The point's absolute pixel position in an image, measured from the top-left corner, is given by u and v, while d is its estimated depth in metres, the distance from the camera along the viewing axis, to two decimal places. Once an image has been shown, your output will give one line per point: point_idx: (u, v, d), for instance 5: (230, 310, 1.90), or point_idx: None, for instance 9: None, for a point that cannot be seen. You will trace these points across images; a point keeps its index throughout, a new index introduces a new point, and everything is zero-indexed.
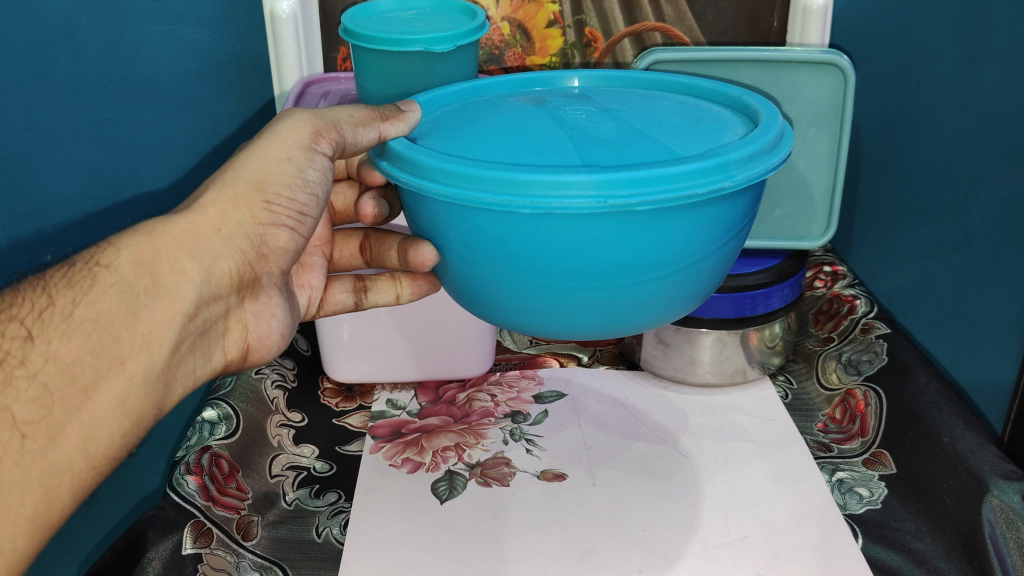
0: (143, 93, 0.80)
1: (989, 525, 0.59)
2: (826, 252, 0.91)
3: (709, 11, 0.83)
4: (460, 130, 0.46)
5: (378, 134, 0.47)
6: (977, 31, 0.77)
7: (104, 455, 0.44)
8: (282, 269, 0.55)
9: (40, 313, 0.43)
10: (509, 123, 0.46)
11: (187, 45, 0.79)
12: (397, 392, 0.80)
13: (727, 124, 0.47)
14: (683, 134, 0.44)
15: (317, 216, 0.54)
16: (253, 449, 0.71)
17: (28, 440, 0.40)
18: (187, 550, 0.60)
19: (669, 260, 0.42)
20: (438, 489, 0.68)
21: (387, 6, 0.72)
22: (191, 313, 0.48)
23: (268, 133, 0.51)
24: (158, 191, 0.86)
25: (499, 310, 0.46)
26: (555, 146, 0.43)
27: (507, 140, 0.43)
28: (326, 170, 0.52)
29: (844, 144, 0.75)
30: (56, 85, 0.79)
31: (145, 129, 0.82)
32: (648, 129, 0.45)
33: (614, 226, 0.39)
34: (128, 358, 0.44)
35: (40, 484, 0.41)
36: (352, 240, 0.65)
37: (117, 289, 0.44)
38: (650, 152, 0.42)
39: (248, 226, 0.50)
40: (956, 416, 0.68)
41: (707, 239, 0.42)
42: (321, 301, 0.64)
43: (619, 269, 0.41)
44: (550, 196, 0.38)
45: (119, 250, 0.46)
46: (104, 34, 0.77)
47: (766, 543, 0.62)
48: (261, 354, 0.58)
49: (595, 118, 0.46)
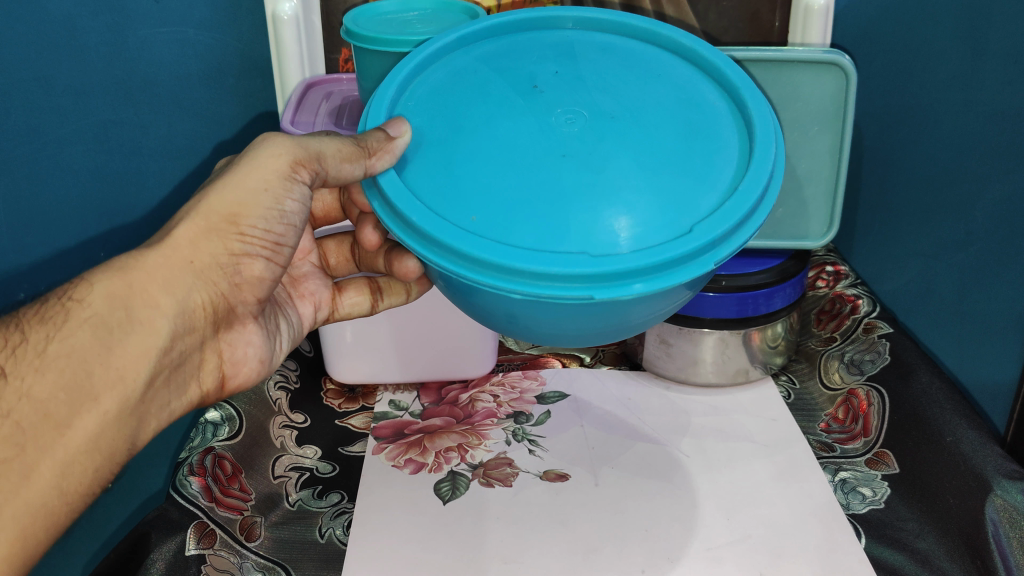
0: (144, 95, 0.75)
1: (992, 525, 0.59)
2: (828, 252, 0.91)
3: (710, 12, 0.84)
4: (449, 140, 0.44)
5: (365, 168, 0.45)
6: (979, 28, 0.75)
7: (78, 491, 0.45)
8: (259, 298, 0.55)
9: (13, 350, 0.44)
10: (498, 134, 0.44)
11: (190, 47, 0.76)
12: (399, 392, 0.80)
13: (723, 132, 0.45)
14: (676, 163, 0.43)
15: (294, 245, 0.54)
16: (257, 450, 0.71)
17: (1, 478, 0.42)
18: (191, 551, 0.61)
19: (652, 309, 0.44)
20: (442, 489, 0.68)
21: (389, 7, 0.72)
22: (166, 347, 0.49)
23: (245, 162, 0.51)
24: (159, 196, 0.80)
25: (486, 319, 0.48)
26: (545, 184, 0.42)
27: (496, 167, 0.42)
28: (304, 200, 0.52)
29: (845, 143, 0.75)
30: (58, 88, 0.70)
31: (148, 131, 0.76)
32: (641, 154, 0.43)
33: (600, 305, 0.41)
34: (102, 394, 0.45)
35: (13, 524, 0.42)
36: (345, 245, 0.65)
37: (91, 324, 0.45)
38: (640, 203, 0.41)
39: (221, 257, 0.50)
40: (959, 416, 0.67)
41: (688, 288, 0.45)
42: (331, 306, 0.66)
43: (602, 325, 0.44)
44: (540, 286, 0.40)
45: (92, 285, 0.46)
46: (107, 36, 0.71)
47: (767, 543, 0.62)
48: (240, 382, 0.58)
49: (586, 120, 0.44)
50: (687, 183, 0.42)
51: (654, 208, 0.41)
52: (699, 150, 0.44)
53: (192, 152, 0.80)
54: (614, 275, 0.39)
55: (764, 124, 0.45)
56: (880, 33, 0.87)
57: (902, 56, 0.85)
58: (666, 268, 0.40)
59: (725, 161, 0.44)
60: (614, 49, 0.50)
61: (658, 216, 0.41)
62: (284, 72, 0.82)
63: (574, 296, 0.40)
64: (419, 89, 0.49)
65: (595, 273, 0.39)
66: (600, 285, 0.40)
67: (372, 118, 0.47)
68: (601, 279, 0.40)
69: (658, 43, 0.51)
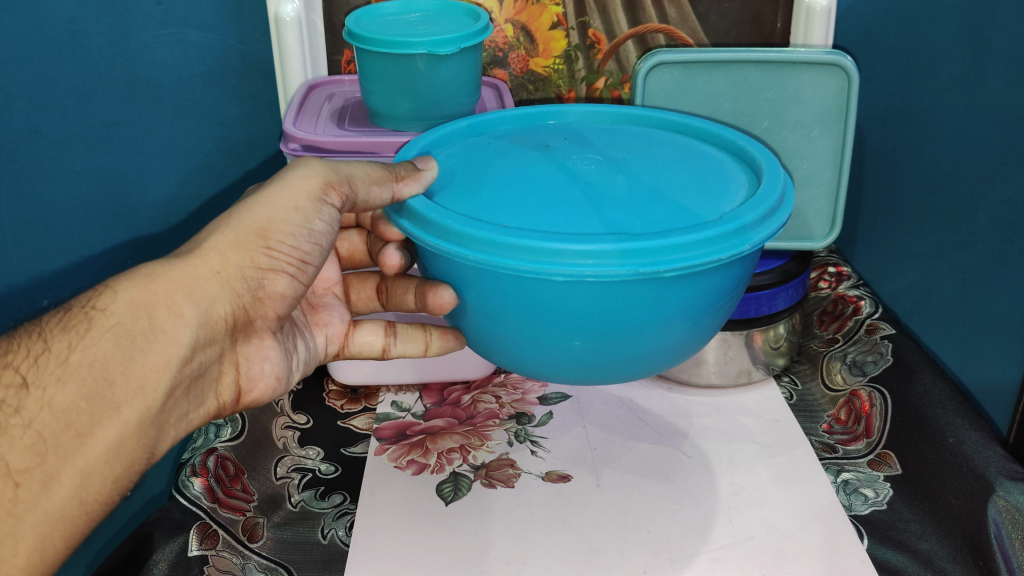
0: (147, 97, 0.82)
1: (993, 526, 0.60)
2: (830, 252, 0.92)
3: (712, 14, 0.84)
4: (476, 185, 0.47)
5: (392, 194, 0.46)
6: (982, 31, 0.76)
7: (97, 499, 0.44)
8: (278, 314, 0.54)
9: (35, 359, 0.44)
10: (523, 178, 0.47)
11: (193, 49, 0.81)
12: (402, 393, 0.80)
13: (729, 174, 0.49)
14: (691, 190, 0.46)
15: (319, 265, 0.54)
16: (259, 451, 0.72)
17: (21, 488, 0.42)
18: (193, 552, 0.61)
19: (686, 313, 0.44)
20: (444, 490, 0.68)
21: (393, 7, 0.72)
22: (186, 356, 0.48)
23: (279, 180, 0.52)
24: (163, 195, 0.88)
25: (508, 354, 0.47)
26: (573, 205, 0.44)
27: (522, 199, 0.45)
28: (333, 222, 0.53)
29: (848, 143, 0.74)
30: (62, 89, 0.80)
31: (151, 133, 0.84)
32: (657, 185, 0.46)
33: (638, 293, 0.41)
34: (123, 404, 0.45)
35: (33, 533, 0.42)
36: (368, 282, 0.65)
37: (113, 333, 0.45)
38: (665, 211, 0.44)
39: (247, 270, 0.50)
40: (961, 416, 0.68)
41: (718, 297, 0.45)
42: (343, 341, 0.65)
43: (636, 329, 0.43)
44: (583, 264, 0.39)
45: (116, 293, 0.46)
46: (109, 37, 0.79)
47: (771, 544, 0.62)
48: (255, 396, 0.57)
49: (600, 170, 0.48)
50: (706, 203, 0.45)
51: (679, 218, 0.43)
52: (709, 185, 0.47)
53: (196, 153, 0.87)
54: (654, 252, 0.40)
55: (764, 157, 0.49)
56: (881, 34, 0.87)
57: (904, 58, 0.85)
58: (703, 245, 0.40)
59: (735, 189, 0.47)
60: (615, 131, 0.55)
61: (683, 221, 0.43)
62: (286, 73, 0.82)
63: (616, 273, 0.39)
64: (441, 155, 0.52)
65: (635, 250, 0.39)
66: (642, 259, 0.39)
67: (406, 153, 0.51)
68: (644, 254, 0.40)
69: (653, 125, 0.56)
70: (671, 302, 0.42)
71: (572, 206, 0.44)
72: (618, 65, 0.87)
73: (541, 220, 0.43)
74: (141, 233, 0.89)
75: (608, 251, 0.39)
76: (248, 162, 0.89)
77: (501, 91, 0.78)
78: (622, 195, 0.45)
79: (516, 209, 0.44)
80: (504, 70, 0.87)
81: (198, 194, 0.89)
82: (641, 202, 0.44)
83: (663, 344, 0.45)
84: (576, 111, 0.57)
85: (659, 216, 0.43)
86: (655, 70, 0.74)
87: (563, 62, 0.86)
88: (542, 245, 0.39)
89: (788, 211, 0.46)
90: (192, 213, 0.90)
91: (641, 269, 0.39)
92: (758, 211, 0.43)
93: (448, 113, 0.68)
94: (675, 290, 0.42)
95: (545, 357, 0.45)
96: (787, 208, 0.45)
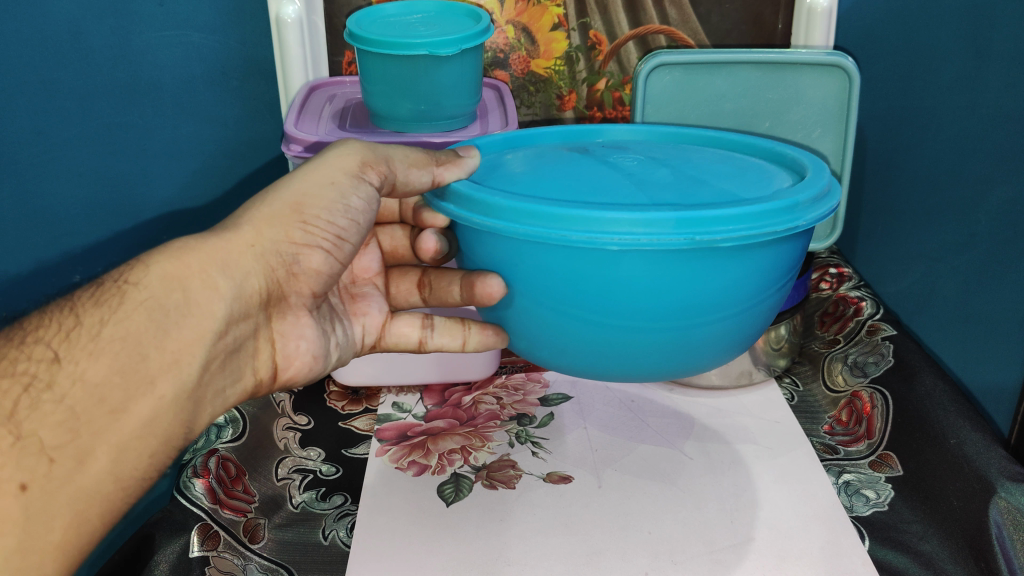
0: (148, 96, 0.84)
1: (996, 527, 0.59)
2: (831, 254, 0.93)
3: (713, 14, 0.84)
4: (519, 176, 0.47)
5: (432, 178, 0.48)
6: (982, 34, 0.77)
7: (132, 476, 0.44)
8: (315, 292, 0.53)
9: (67, 334, 0.43)
10: (567, 169, 0.47)
11: (194, 50, 0.82)
12: (403, 394, 0.80)
13: (774, 169, 0.49)
14: (738, 178, 0.46)
15: (357, 244, 0.53)
16: (260, 453, 0.72)
17: (55, 464, 0.41)
18: (194, 553, 0.61)
19: (736, 296, 0.43)
20: (444, 492, 0.68)
21: (393, 9, 0.72)
22: (220, 332, 0.47)
23: (317, 158, 0.51)
24: (165, 195, 0.89)
25: (552, 341, 0.46)
26: (619, 189, 0.44)
27: (567, 183, 0.45)
28: (372, 201, 0.51)
29: (850, 143, 0.74)
30: (64, 90, 0.82)
31: (154, 133, 0.86)
32: (703, 174, 0.46)
33: (689, 268, 0.41)
34: (158, 378, 0.44)
35: (69, 509, 0.41)
36: (409, 276, 0.61)
37: (146, 307, 0.44)
38: (714, 195, 0.43)
39: (282, 245, 0.49)
40: (962, 418, 0.68)
41: (769, 281, 0.44)
42: (380, 332, 0.61)
43: (684, 310, 0.42)
44: (637, 233, 0.39)
45: (148, 267, 0.46)
46: (111, 38, 0.80)
47: (772, 545, 0.62)
48: (291, 376, 0.55)
49: (643, 162, 0.48)
50: (754, 187, 0.45)
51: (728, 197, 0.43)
52: (754, 176, 0.47)
53: (197, 153, 0.88)
54: (708, 221, 0.39)
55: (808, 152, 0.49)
56: None
57: None
58: (755, 219, 0.40)
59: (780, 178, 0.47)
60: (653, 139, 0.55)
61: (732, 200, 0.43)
62: (287, 75, 0.82)
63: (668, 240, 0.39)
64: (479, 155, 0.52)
65: (689, 218, 0.39)
66: (696, 229, 0.39)
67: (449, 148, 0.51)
68: (698, 223, 0.39)
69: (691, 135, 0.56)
70: (721, 281, 0.42)
71: (620, 190, 0.44)
72: (619, 66, 0.87)
73: (588, 200, 0.43)
74: (145, 233, 0.91)
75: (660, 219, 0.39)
76: (250, 164, 0.90)
77: (501, 91, 0.78)
78: (668, 181, 0.45)
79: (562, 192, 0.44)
80: (505, 72, 0.87)
81: (201, 196, 0.90)
82: (689, 187, 0.44)
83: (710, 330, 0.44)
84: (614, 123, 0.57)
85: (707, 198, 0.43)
86: (656, 72, 0.74)
87: (564, 64, 0.86)
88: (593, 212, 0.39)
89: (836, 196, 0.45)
90: (193, 214, 0.91)
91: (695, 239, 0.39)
92: (806, 196, 0.43)
93: (448, 115, 0.68)
94: (725, 267, 0.41)
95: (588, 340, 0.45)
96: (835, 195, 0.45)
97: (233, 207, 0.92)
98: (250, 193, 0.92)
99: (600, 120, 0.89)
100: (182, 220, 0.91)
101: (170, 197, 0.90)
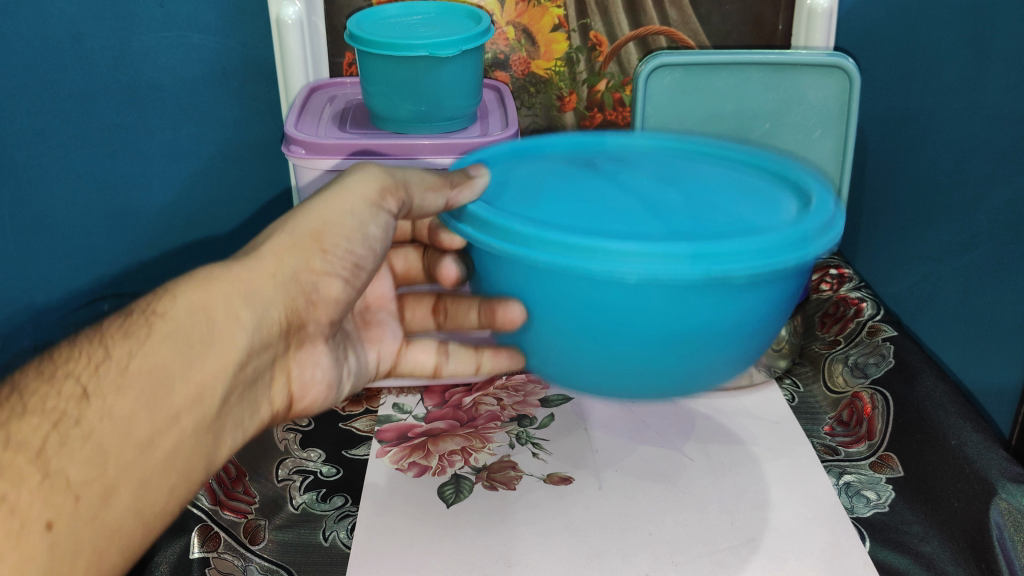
0: (149, 99, 0.84)
1: (997, 528, 0.59)
2: (831, 255, 0.93)
3: (714, 15, 0.84)
4: (537, 194, 0.45)
5: (444, 200, 0.46)
6: (983, 31, 0.77)
7: (156, 510, 0.43)
8: (332, 320, 0.52)
9: (96, 367, 0.41)
10: (584, 187, 0.45)
11: (195, 51, 0.82)
12: (403, 395, 0.80)
13: (791, 186, 0.47)
14: (754, 198, 0.45)
15: (370, 272, 0.53)
16: (261, 455, 0.72)
17: (83, 500, 0.39)
18: (194, 554, 0.61)
19: (747, 333, 0.41)
20: (445, 493, 0.67)
21: (393, 10, 0.72)
22: (242, 363, 0.46)
23: (336, 186, 0.51)
24: (164, 195, 0.90)
25: (553, 369, 0.44)
26: (638, 215, 0.42)
27: (577, 209, 0.43)
28: (387, 230, 0.52)
29: (850, 145, 0.74)
30: (64, 92, 0.82)
31: (154, 135, 0.86)
32: (722, 194, 0.45)
33: (695, 309, 0.39)
34: (183, 413, 0.43)
35: (89, 541, 0.39)
36: (424, 302, 0.62)
37: (174, 340, 0.43)
38: (731, 220, 0.42)
39: (302, 274, 0.49)
40: (963, 419, 0.68)
41: (780, 315, 0.43)
42: (395, 359, 0.61)
43: (683, 349, 0.40)
44: (651, 268, 0.37)
45: (177, 298, 0.44)
46: (112, 40, 0.81)
47: (773, 547, 0.62)
48: (307, 405, 0.55)
49: (655, 184, 0.46)
50: (767, 217, 0.43)
51: (738, 229, 0.41)
52: (773, 203, 0.44)
53: (197, 154, 0.88)
54: (720, 265, 0.38)
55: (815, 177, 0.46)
56: None
57: None
58: (763, 257, 0.38)
59: (794, 204, 0.44)
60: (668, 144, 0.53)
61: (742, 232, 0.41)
62: (288, 76, 0.83)
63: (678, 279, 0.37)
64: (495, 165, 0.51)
65: (698, 256, 0.37)
66: (706, 268, 0.37)
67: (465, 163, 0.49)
68: (714, 261, 0.38)
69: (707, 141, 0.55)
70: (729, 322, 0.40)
71: (639, 215, 0.42)
72: (619, 67, 0.87)
73: (606, 228, 0.41)
74: (144, 234, 0.91)
75: (665, 255, 0.37)
76: (249, 166, 0.90)
77: (501, 91, 0.78)
78: (679, 210, 0.43)
79: (573, 218, 0.42)
80: (506, 73, 0.87)
81: (201, 198, 0.91)
82: (707, 212, 0.43)
83: (712, 367, 0.42)
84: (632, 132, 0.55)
85: (717, 229, 0.41)
86: (656, 73, 0.74)
87: (564, 65, 0.86)
88: (596, 247, 0.38)
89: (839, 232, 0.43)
90: (193, 216, 0.92)
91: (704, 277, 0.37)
92: (812, 229, 0.41)
93: (449, 116, 0.68)
94: (734, 308, 0.39)
95: (586, 374, 0.43)
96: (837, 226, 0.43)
97: (233, 209, 0.92)
98: (250, 194, 0.92)
99: (600, 121, 0.89)
100: (181, 222, 0.92)
101: (169, 200, 0.90)
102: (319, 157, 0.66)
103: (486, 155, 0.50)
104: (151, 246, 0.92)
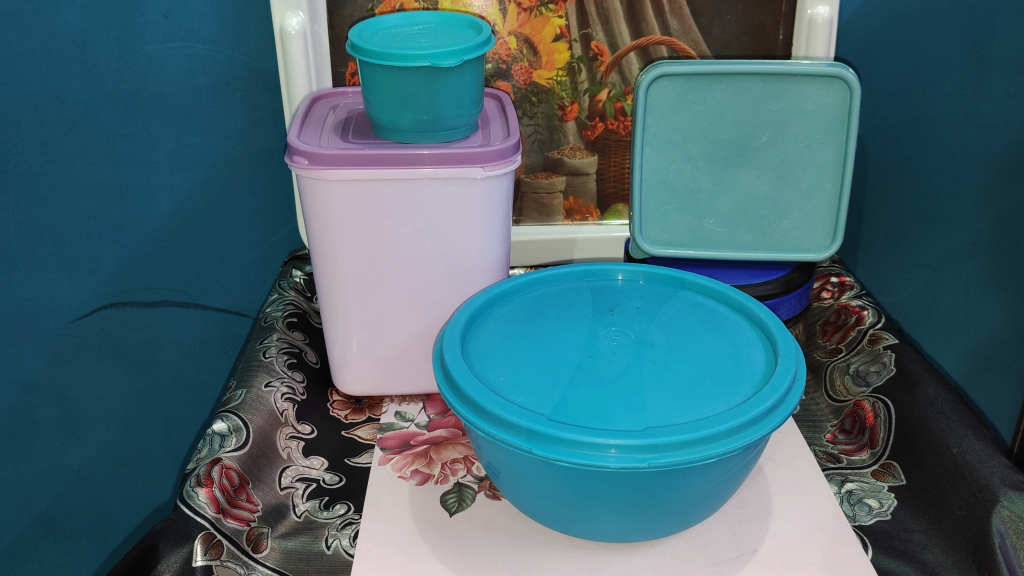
0: (153, 109, 0.85)
1: (998, 536, 0.60)
2: (832, 263, 0.93)
3: (714, 25, 0.84)
4: (508, 344, 0.63)
5: None
6: (984, 41, 0.80)
7: None
8: None
9: None
10: (551, 351, 0.62)
11: (199, 61, 0.83)
12: (405, 404, 0.81)
13: (732, 371, 0.60)
14: (691, 392, 0.58)
15: None
16: (263, 461, 0.70)
17: None
18: (198, 562, 0.60)
19: (684, 452, 0.52)
20: (448, 502, 0.67)
21: (393, 21, 0.72)
22: None
23: None
24: (166, 203, 0.90)
25: (552, 503, 0.57)
26: (585, 382, 0.58)
27: (557, 383, 0.58)
28: None
29: (850, 156, 0.75)
30: (67, 102, 0.83)
31: (157, 144, 0.87)
32: (655, 373, 0.60)
33: (664, 471, 0.53)
34: None
35: None
36: None
37: None
38: (662, 410, 0.56)
39: None
40: (965, 427, 0.68)
41: (713, 444, 0.53)
42: None
43: (672, 488, 0.55)
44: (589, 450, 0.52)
45: None
46: (115, 50, 0.81)
47: (775, 556, 0.61)
48: None
49: (624, 349, 0.62)
50: (720, 363, 0.61)
51: (700, 402, 0.57)
52: (714, 339, 0.64)
53: (201, 165, 0.89)
54: (667, 442, 0.52)
55: (789, 334, 0.63)
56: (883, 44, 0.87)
57: (906, 68, 0.86)
58: (709, 422, 0.53)
59: (753, 356, 0.62)
60: (647, 311, 0.68)
61: (703, 407, 0.56)
62: (291, 85, 0.84)
63: (637, 466, 0.51)
64: (497, 306, 0.69)
65: (653, 441, 0.52)
66: (659, 444, 0.52)
67: (479, 302, 0.67)
68: (633, 450, 0.52)
69: (677, 314, 0.67)
70: (696, 464, 0.53)
71: (583, 383, 0.58)
72: (621, 76, 0.87)
73: (555, 387, 0.58)
74: (146, 242, 0.92)
75: (633, 447, 0.52)
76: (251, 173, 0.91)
77: (501, 102, 0.78)
78: (647, 386, 0.58)
79: (556, 403, 0.56)
80: (507, 82, 0.87)
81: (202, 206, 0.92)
82: (642, 390, 0.58)
83: (698, 488, 0.55)
84: (613, 266, 0.73)
85: (680, 412, 0.55)
86: (657, 82, 0.74)
87: (565, 74, 0.86)
88: (574, 436, 0.52)
89: (799, 395, 0.58)
90: (192, 226, 0.92)
91: (656, 460, 0.52)
92: (753, 383, 0.59)
93: (449, 126, 0.69)
94: (697, 460, 0.52)
95: (594, 504, 0.56)
96: (795, 396, 0.57)
97: (234, 216, 0.93)
98: (251, 202, 0.93)
99: (601, 131, 0.89)
100: (182, 231, 0.93)
101: (171, 208, 0.91)
102: (322, 168, 0.66)
103: (483, 296, 0.68)
104: (152, 255, 0.93)
